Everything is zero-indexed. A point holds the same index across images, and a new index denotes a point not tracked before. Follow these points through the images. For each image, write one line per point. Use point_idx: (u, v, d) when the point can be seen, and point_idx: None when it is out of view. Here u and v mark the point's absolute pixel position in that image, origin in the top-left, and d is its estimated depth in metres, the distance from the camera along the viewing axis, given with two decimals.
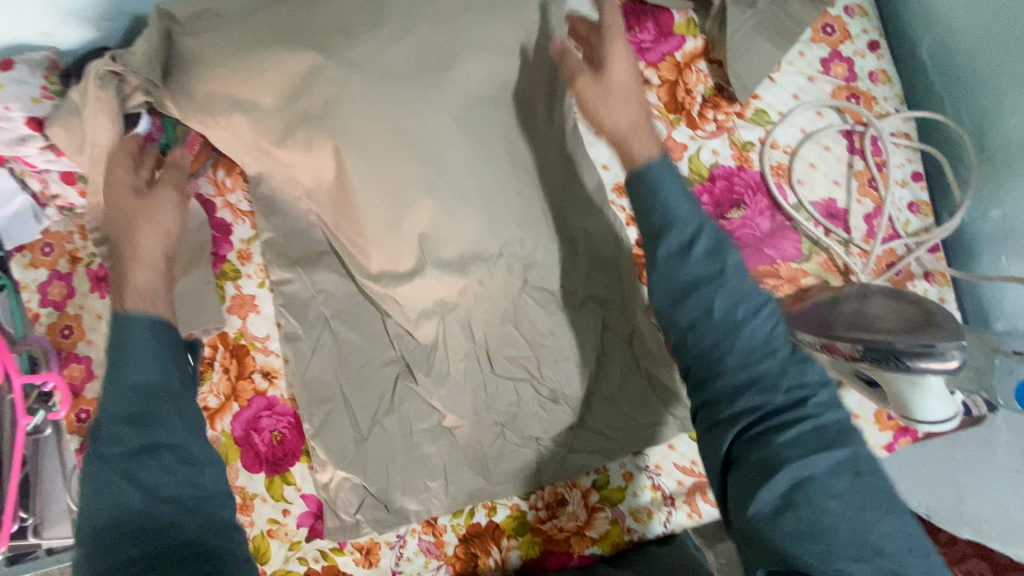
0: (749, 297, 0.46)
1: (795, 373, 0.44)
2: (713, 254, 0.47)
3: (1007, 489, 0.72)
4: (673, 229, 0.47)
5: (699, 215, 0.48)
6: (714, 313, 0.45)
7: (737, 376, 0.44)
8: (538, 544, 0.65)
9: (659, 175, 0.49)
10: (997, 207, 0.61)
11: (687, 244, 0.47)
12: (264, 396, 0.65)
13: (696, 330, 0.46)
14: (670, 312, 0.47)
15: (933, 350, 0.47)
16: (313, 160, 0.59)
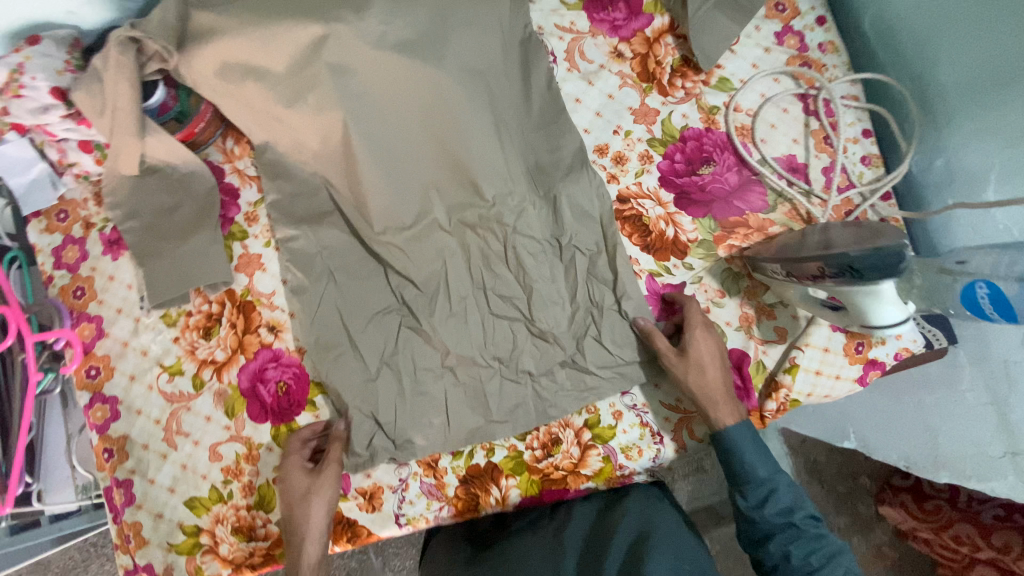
0: (814, 545, 0.60)
1: (825, 550, 0.60)
2: (762, 456, 0.62)
3: (978, 425, 0.76)
4: (753, 486, 0.62)
5: (778, 476, 0.62)
6: (767, 500, 0.62)
7: (788, 544, 0.60)
8: (535, 482, 0.68)
9: (743, 442, 0.63)
10: (941, 155, 0.68)
11: (762, 502, 0.61)
12: (270, 349, 0.69)
13: (759, 512, 0.62)
14: (752, 522, 0.62)
15: (885, 255, 0.51)
16: (319, 122, 0.64)
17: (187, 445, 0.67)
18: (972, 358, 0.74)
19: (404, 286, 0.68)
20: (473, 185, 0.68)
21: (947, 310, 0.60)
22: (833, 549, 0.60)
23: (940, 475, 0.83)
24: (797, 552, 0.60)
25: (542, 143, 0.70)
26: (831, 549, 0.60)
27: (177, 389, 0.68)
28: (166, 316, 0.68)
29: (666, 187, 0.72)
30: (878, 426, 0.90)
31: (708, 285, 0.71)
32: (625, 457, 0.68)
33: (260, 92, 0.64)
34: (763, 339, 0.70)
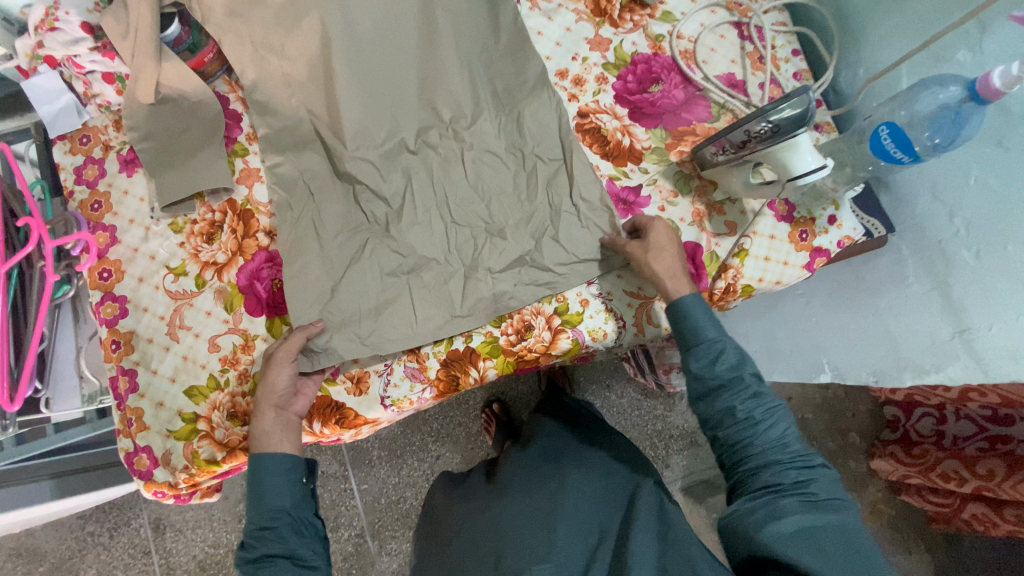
0: (756, 401, 0.64)
1: (766, 404, 0.64)
2: (710, 320, 0.67)
3: (925, 312, 0.80)
4: (704, 346, 0.66)
5: (725, 336, 0.67)
6: (716, 360, 0.66)
7: (733, 400, 0.64)
8: (510, 363, 0.74)
9: (693, 305, 0.68)
10: (862, 64, 0.77)
11: (713, 360, 0.66)
12: (266, 251, 0.76)
13: (710, 370, 0.66)
14: (700, 387, 0.67)
15: (787, 97, 0.59)
16: (310, 45, 0.74)
17: (188, 338, 0.73)
18: (913, 250, 0.82)
19: (387, 190, 0.75)
20: (447, 103, 0.77)
21: (869, 171, 0.68)
22: (775, 405, 0.65)
23: (904, 378, 0.81)
24: (741, 406, 0.64)
25: (509, 66, 0.79)
26: (771, 404, 0.65)
27: (181, 288, 0.74)
28: (174, 224, 0.76)
29: (621, 103, 0.81)
30: (847, 351, 0.92)
31: (662, 186, 0.78)
32: (591, 338, 0.75)
33: (263, 22, 0.75)
34: (715, 232, 0.77)
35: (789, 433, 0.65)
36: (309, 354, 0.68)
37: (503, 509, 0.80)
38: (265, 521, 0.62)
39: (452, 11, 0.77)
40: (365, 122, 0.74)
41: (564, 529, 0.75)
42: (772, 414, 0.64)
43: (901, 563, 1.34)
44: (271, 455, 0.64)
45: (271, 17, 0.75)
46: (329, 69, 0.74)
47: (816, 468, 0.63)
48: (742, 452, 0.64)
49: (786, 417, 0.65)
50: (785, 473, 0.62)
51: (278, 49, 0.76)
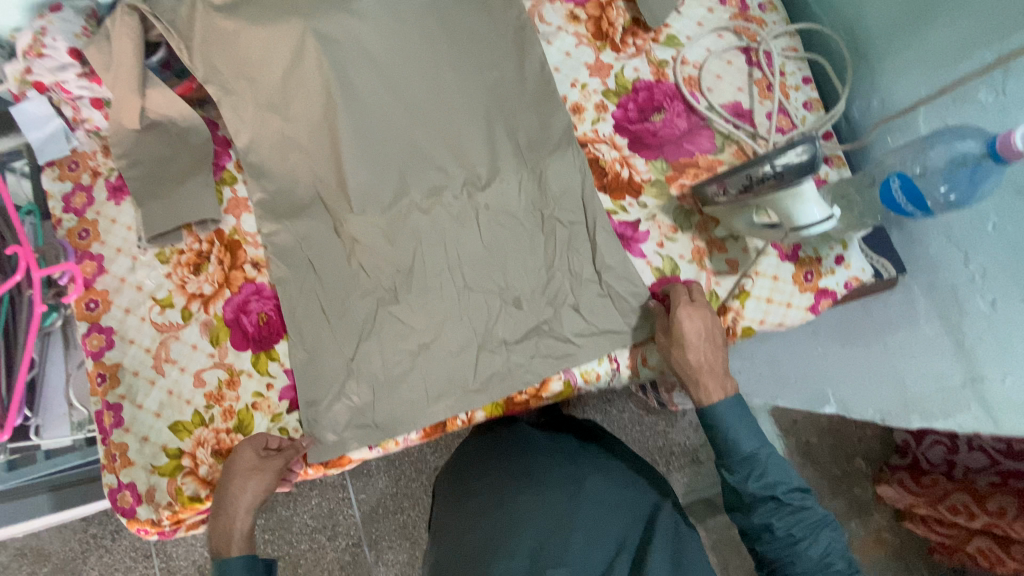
0: (796, 518, 0.64)
1: (806, 520, 0.64)
2: (747, 432, 0.66)
3: (936, 355, 0.77)
4: (742, 460, 0.65)
5: (764, 446, 0.66)
6: (754, 475, 0.65)
7: (767, 512, 0.64)
8: (500, 406, 0.73)
9: (732, 417, 0.66)
10: (876, 95, 0.74)
11: (752, 474, 0.65)
12: (253, 283, 0.74)
13: (744, 485, 0.65)
14: (739, 499, 0.67)
15: (795, 142, 0.56)
16: (296, 72, 0.70)
17: (174, 371, 0.72)
18: (925, 290, 0.78)
19: (377, 225, 0.73)
20: (442, 132, 0.74)
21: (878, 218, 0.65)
22: (815, 520, 0.65)
23: (911, 420, 0.81)
24: (775, 521, 0.64)
25: (507, 95, 0.76)
26: (812, 518, 0.65)
27: (167, 320, 0.73)
28: (161, 254, 0.75)
29: (621, 133, 0.78)
30: (854, 384, 0.91)
31: (662, 221, 0.75)
32: (583, 380, 0.73)
33: (239, 34, 0.70)
34: (716, 270, 0.74)
35: (831, 547, 0.65)
36: (310, 389, 0.71)
37: (524, 501, 0.81)
38: None
39: (450, 40, 0.74)
40: (357, 157, 0.72)
41: (580, 534, 0.76)
42: (807, 522, 0.64)
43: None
44: (261, 564, 0.64)
45: (250, 32, 0.69)
46: (318, 100, 0.71)
47: None
48: (781, 566, 0.64)
49: (830, 533, 0.66)
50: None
51: (258, 75, 0.71)
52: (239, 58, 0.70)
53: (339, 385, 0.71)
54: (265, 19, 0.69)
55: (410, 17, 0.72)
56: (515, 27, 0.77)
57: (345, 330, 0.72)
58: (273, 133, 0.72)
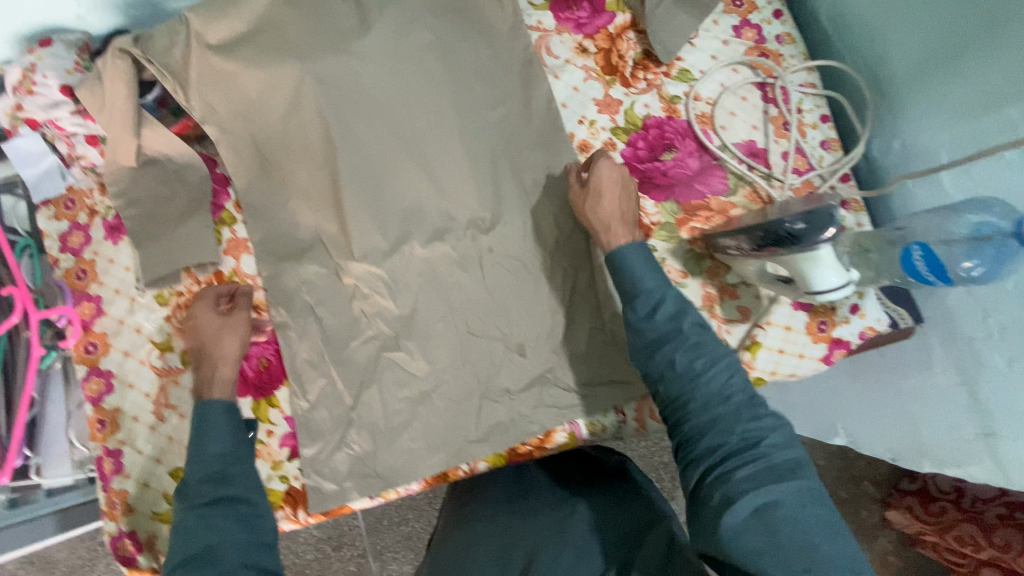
0: (698, 350, 0.59)
1: (707, 354, 0.59)
2: (651, 270, 0.63)
3: (950, 405, 0.76)
4: (642, 296, 0.62)
5: (664, 286, 0.63)
6: (655, 308, 0.61)
7: (673, 353, 0.59)
8: (503, 457, 0.71)
9: (631, 260, 0.64)
10: (897, 137, 0.71)
11: (651, 308, 0.61)
12: (253, 326, 0.72)
13: (648, 320, 0.61)
14: (641, 345, 0.62)
15: (816, 216, 0.54)
16: (295, 114, 0.68)
17: (175, 417, 0.71)
18: (942, 339, 0.76)
19: (378, 269, 0.72)
20: (445, 173, 0.72)
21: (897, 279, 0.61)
22: (725, 357, 0.59)
23: (923, 465, 0.81)
24: (681, 356, 0.59)
25: (513, 134, 0.74)
26: (717, 354, 0.59)
27: (167, 364, 0.72)
28: (159, 296, 0.74)
29: (629, 173, 0.75)
30: (864, 420, 0.89)
31: (671, 266, 0.73)
32: (588, 431, 0.71)
33: (237, 75, 0.67)
34: (726, 318, 0.71)
35: (744, 390, 0.59)
36: (312, 438, 0.70)
37: (513, 521, 0.77)
38: (220, 467, 0.59)
39: (454, 77, 0.72)
40: (359, 201, 0.70)
41: (569, 554, 0.70)
42: (718, 364, 0.58)
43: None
44: (221, 403, 0.62)
45: (248, 73, 0.67)
46: (320, 142, 0.69)
47: (762, 412, 0.57)
48: (684, 409, 0.58)
49: (753, 398, 0.58)
50: (732, 428, 0.56)
51: (257, 117, 0.69)
52: (237, 100, 0.68)
53: (341, 433, 0.70)
54: (263, 62, 0.67)
55: (414, 56, 0.70)
56: (522, 62, 0.74)
57: (348, 377, 0.71)
58: (275, 176, 0.71)
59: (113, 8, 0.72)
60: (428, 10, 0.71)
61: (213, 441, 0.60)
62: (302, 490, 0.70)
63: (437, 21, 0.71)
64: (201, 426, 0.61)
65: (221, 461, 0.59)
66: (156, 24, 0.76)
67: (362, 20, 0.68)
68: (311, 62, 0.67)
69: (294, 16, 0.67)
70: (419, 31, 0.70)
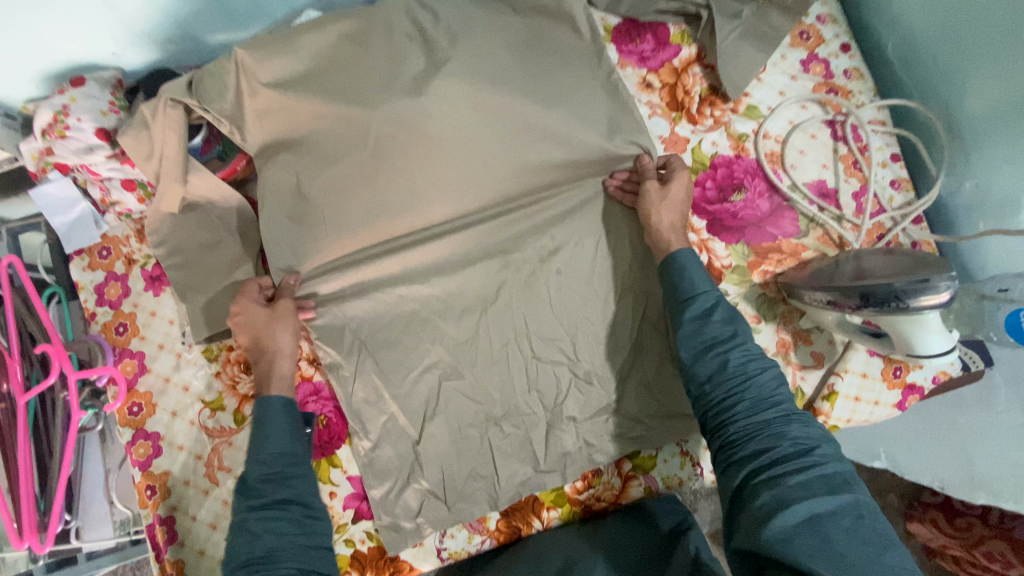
0: (753, 353, 0.58)
1: (761, 359, 0.58)
2: (704, 276, 0.63)
3: (1013, 444, 0.76)
4: (697, 297, 0.61)
5: (716, 292, 0.62)
6: (710, 309, 0.60)
7: (727, 351, 0.57)
8: (576, 512, 0.70)
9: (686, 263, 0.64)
10: (970, 177, 0.70)
11: (706, 308, 0.60)
12: (310, 382, 0.69)
13: (701, 319, 0.60)
14: (690, 344, 0.59)
15: (927, 284, 0.52)
16: (355, 157, 0.64)
17: (230, 481, 0.67)
18: (1009, 379, 0.77)
19: (440, 317, 0.67)
20: (509, 213, 0.68)
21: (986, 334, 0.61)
22: (775, 367, 0.58)
23: (976, 496, 0.80)
24: (735, 357, 0.57)
25: (579, 170, 0.70)
26: (769, 363, 0.58)
27: (219, 425, 0.68)
28: (207, 351, 0.69)
29: (699, 214, 0.72)
30: (910, 444, 0.86)
31: (744, 311, 0.71)
32: (665, 485, 0.71)
33: (293, 117, 0.62)
34: (801, 364, 0.70)
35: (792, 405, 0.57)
36: (379, 500, 0.66)
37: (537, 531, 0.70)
38: (282, 464, 0.56)
39: (519, 114, 0.68)
40: (425, 252, 0.67)
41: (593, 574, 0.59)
42: (770, 369, 0.57)
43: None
44: (279, 399, 0.60)
45: (304, 116, 0.62)
46: (384, 189, 0.65)
47: (810, 423, 0.55)
48: (733, 410, 0.55)
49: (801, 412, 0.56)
50: (783, 432, 0.53)
51: (312, 161, 0.64)
52: (295, 144, 0.64)
53: (401, 490, 0.66)
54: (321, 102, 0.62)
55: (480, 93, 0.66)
56: (588, 92, 0.70)
57: (413, 434, 0.67)
58: (327, 217, 0.65)
59: (152, 43, 0.66)
60: (493, 45, 0.66)
61: (271, 439, 0.57)
62: (370, 553, 0.67)
63: (504, 57, 0.67)
64: (260, 423, 0.58)
65: (279, 458, 0.56)
66: (201, 62, 0.72)
67: (427, 58, 0.64)
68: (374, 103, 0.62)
69: (356, 54, 0.62)
70: (485, 69, 0.66)
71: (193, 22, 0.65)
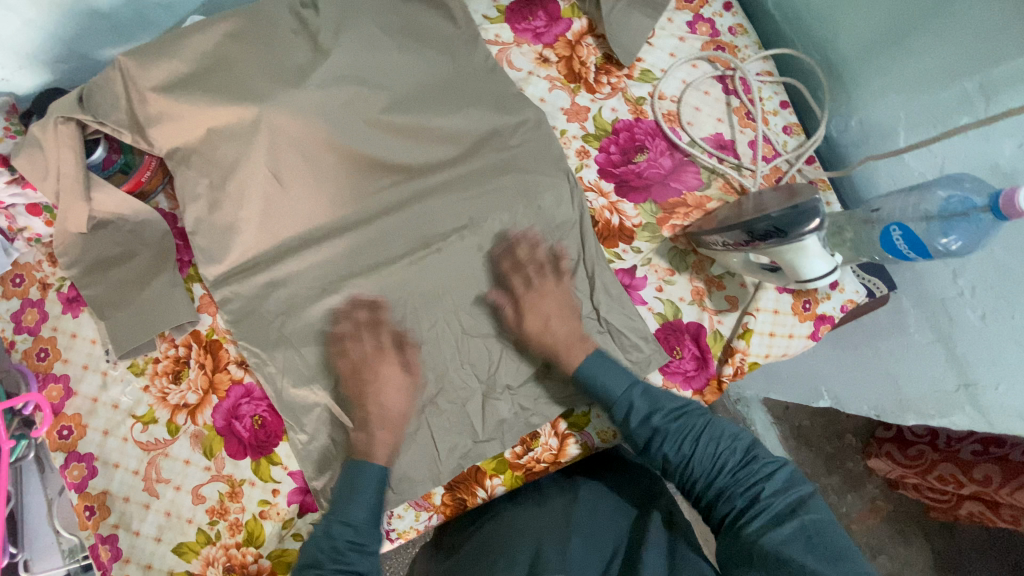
0: (681, 434, 0.61)
1: (691, 434, 0.61)
2: (611, 372, 0.66)
3: (929, 362, 0.79)
4: (616, 403, 0.65)
5: (636, 380, 0.66)
6: (629, 410, 0.64)
7: (660, 446, 0.61)
8: (519, 477, 0.71)
9: (595, 368, 0.67)
10: (853, 116, 0.74)
11: (626, 412, 0.64)
12: (241, 384, 0.69)
13: (625, 426, 0.64)
14: (635, 446, 0.64)
15: (795, 211, 0.55)
16: (254, 154, 0.64)
17: (169, 491, 0.67)
18: (915, 301, 0.80)
19: (364, 306, 0.68)
20: (423, 198, 0.70)
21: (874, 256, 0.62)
22: (708, 428, 0.62)
23: (906, 418, 0.85)
24: (669, 447, 0.61)
25: (485, 148, 0.72)
26: (699, 428, 0.62)
27: (152, 438, 0.68)
28: (134, 366, 0.69)
29: (606, 178, 0.75)
30: (850, 383, 0.94)
31: (658, 264, 0.74)
32: (600, 440, 0.73)
33: (184, 117, 0.63)
34: (717, 309, 0.73)
35: (737, 453, 0.60)
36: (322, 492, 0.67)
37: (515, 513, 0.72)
38: (360, 537, 0.58)
39: (418, 98, 0.69)
40: (343, 242, 0.68)
41: (578, 546, 0.64)
42: (701, 440, 0.61)
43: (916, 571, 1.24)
44: (378, 469, 0.62)
45: (197, 116, 0.63)
46: (292, 183, 0.66)
47: (759, 467, 0.58)
48: (693, 492, 0.60)
49: (750, 455, 0.60)
50: (734, 495, 0.57)
51: (216, 164, 0.65)
52: (195, 148, 0.64)
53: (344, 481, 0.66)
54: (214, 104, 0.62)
55: (376, 81, 0.67)
56: (487, 75, 0.73)
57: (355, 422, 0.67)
58: (242, 223, 0.66)
59: (40, 65, 0.66)
60: (385, 35, 0.68)
61: (356, 508, 0.59)
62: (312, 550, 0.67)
63: (398, 44, 0.69)
64: (353, 487, 0.60)
65: (365, 529, 0.58)
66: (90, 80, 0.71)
67: (317, 52, 0.65)
68: (267, 99, 0.63)
69: (245, 54, 0.63)
70: (377, 56, 0.67)
71: (78, 39, 0.66)
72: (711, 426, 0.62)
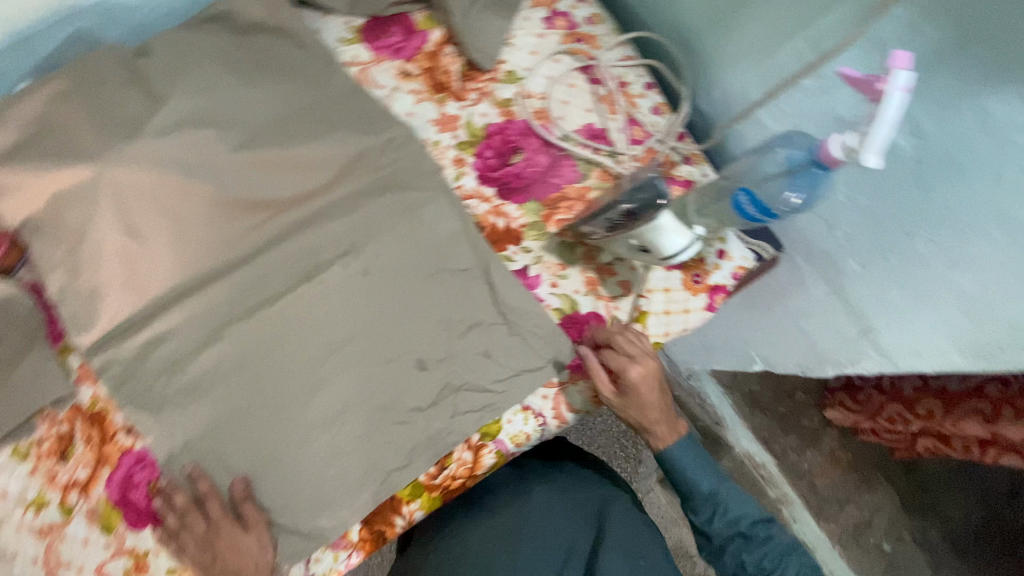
0: (763, 548, 0.76)
1: (770, 551, 0.76)
2: (703, 470, 0.79)
3: (831, 314, 0.81)
4: (702, 502, 0.78)
5: (730, 486, 0.79)
6: (715, 511, 0.77)
7: (741, 555, 0.76)
8: (436, 498, 0.71)
9: (684, 461, 0.79)
10: (714, 88, 0.75)
11: (711, 514, 0.77)
12: (132, 452, 0.66)
13: (709, 525, 0.77)
14: (716, 543, 0.78)
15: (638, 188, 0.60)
16: (105, 213, 0.62)
17: None
18: (804, 257, 0.81)
19: (251, 350, 0.66)
20: (298, 231, 0.69)
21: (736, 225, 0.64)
22: (784, 547, 0.77)
23: (826, 370, 0.87)
24: (750, 558, 0.76)
25: (355, 170, 0.71)
26: (777, 549, 0.77)
27: (45, 522, 0.65)
28: (15, 451, 0.66)
29: (486, 184, 0.75)
30: (773, 341, 0.96)
31: (549, 261, 0.74)
32: (514, 445, 0.72)
33: (25, 186, 0.61)
34: (612, 296, 0.74)
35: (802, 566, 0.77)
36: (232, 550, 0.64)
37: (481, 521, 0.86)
38: None
39: (275, 130, 0.68)
40: (218, 288, 0.66)
41: (533, 546, 0.81)
42: (781, 559, 0.76)
43: (884, 515, 1.25)
44: None
45: (39, 184, 0.61)
46: (151, 236, 0.64)
47: None
48: None
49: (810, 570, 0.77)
50: None
51: (67, 229, 0.62)
52: (41, 215, 0.62)
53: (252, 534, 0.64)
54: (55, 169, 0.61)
55: (228, 121, 0.66)
56: (347, 96, 0.72)
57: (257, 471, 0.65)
58: (106, 285, 0.64)
59: None
60: (231, 74, 0.67)
61: None
62: None
63: (246, 80, 0.68)
64: None
65: None
66: None
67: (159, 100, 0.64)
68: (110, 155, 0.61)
69: (82, 114, 0.62)
70: (225, 96, 0.66)
71: None
72: (790, 547, 0.77)
